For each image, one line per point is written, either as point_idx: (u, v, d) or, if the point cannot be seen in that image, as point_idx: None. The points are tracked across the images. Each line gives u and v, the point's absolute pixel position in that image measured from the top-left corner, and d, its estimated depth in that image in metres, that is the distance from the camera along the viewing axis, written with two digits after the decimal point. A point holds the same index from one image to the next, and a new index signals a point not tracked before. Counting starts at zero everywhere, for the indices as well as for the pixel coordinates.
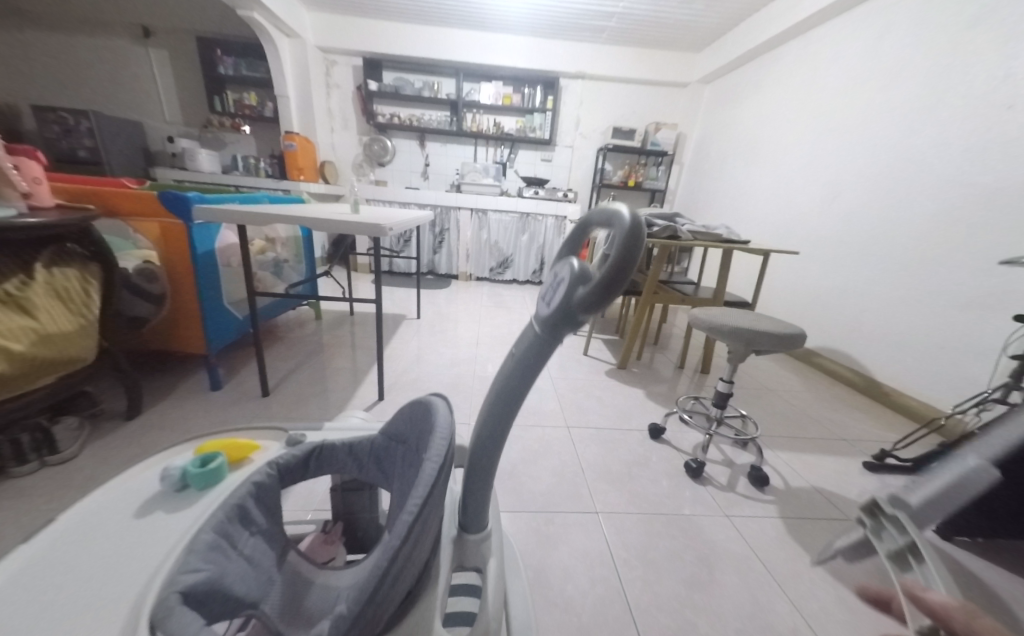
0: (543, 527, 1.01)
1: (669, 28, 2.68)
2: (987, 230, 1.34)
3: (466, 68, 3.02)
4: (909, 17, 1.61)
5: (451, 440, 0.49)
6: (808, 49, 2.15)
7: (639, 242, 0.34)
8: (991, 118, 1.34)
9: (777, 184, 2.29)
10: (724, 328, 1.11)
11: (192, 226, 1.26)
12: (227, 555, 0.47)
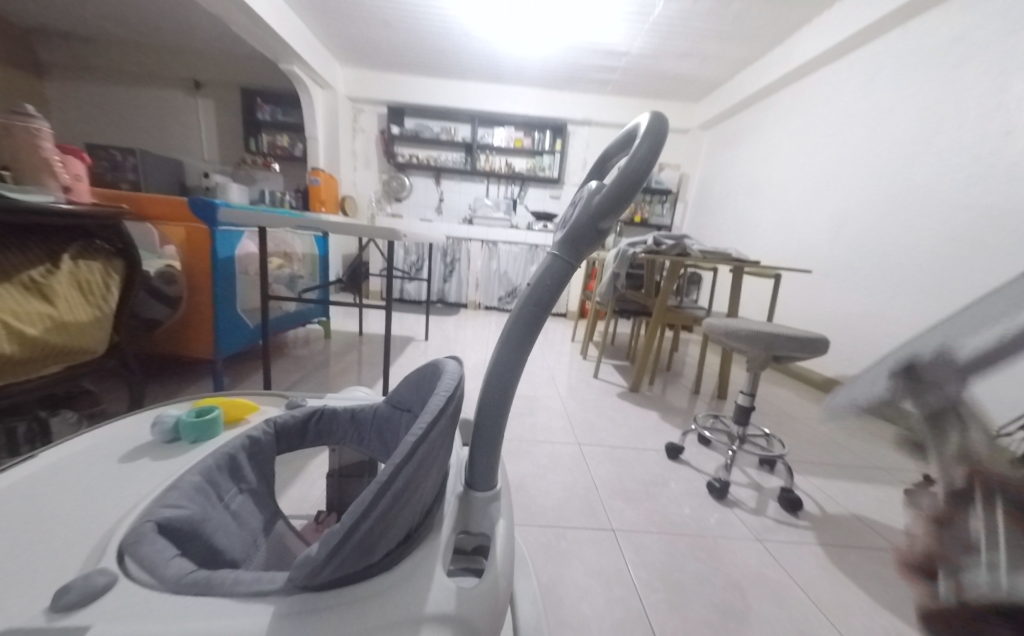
0: (553, 542, 0.91)
1: (669, 81, 2.93)
2: (1003, 248, 1.33)
3: (481, 116, 3.30)
4: (898, 61, 1.74)
5: (461, 383, 0.47)
6: (803, 94, 2.32)
7: (658, 144, 0.35)
8: (990, 143, 1.39)
9: (782, 215, 2.35)
10: (743, 331, 1.10)
11: (215, 231, 1.30)
12: (211, 501, 0.42)
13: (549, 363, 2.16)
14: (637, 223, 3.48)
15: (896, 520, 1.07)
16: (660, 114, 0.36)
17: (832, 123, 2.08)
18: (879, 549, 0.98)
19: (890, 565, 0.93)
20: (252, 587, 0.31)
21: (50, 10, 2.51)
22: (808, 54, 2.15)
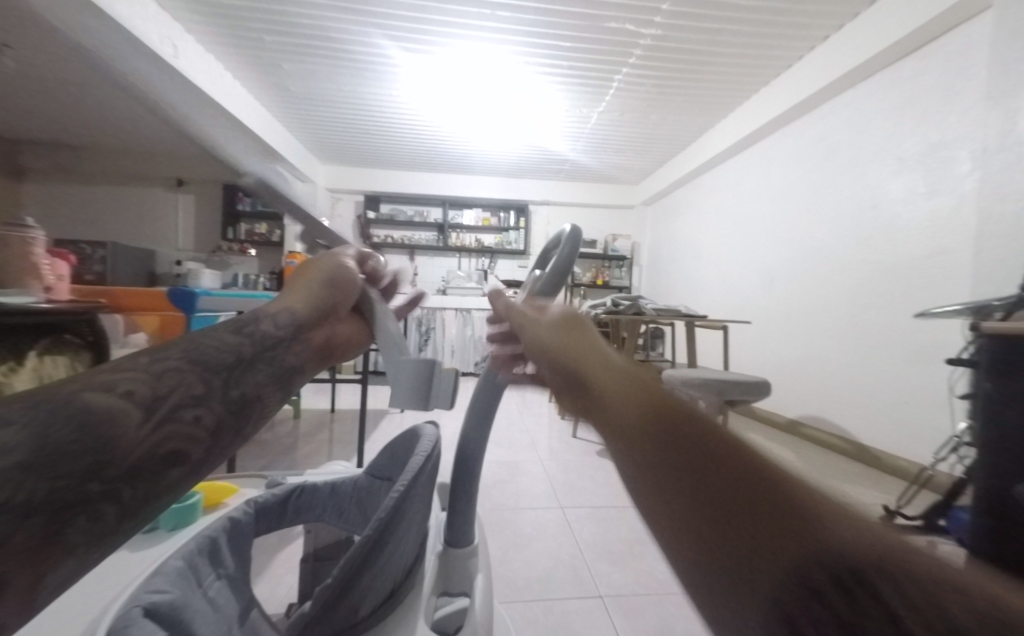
0: (542, 617, 0.88)
1: (606, 170, 3.59)
2: (897, 295, 1.57)
3: (451, 199, 3.79)
4: (785, 153, 2.24)
5: (436, 443, 0.52)
6: (720, 178, 2.84)
7: (578, 245, 0.53)
8: (864, 214, 1.72)
9: (723, 273, 2.70)
10: (697, 380, 1.29)
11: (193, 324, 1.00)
12: (193, 588, 0.43)
13: (528, 427, 2.17)
14: (600, 285, 3.78)
15: None
16: (576, 225, 0.54)
17: (748, 198, 2.53)
18: None
19: None
20: None
21: None
22: (717, 149, 2.71)
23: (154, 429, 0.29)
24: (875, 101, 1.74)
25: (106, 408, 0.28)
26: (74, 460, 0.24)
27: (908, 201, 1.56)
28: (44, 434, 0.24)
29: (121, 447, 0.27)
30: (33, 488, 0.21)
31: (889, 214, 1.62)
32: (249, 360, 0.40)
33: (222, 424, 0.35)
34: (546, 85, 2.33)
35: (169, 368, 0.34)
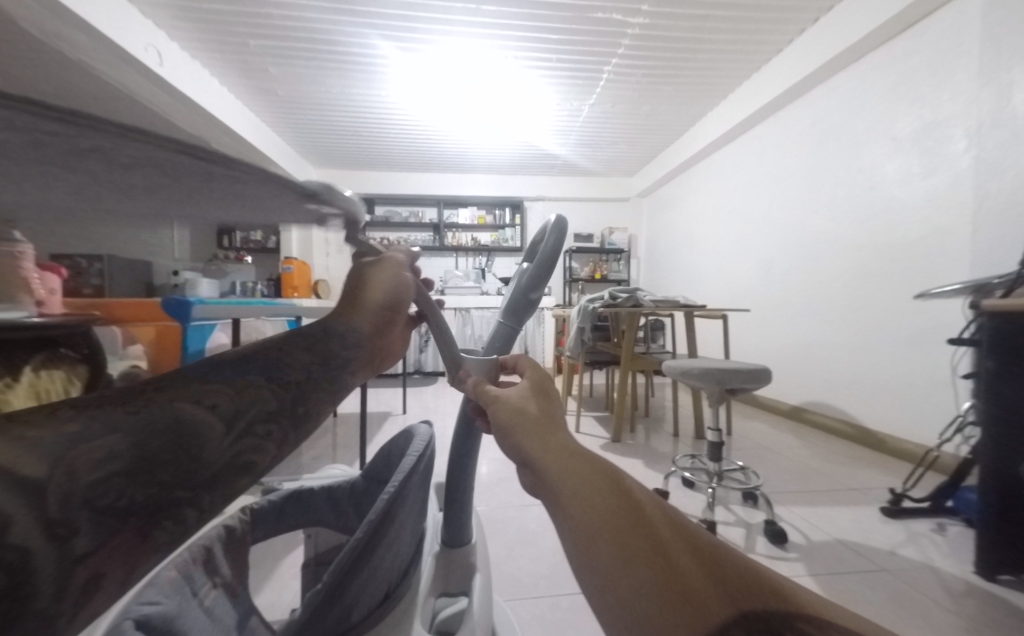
0: (548, 613, 0.87)
1: (600, 162, 3.57)
2: (899, 276, 1.55)
3: (446, 199, 3.77)
4: (778, 139, 2.22)
5: (429, 442, 0.52)
6: (713, 166, 2.83)
7: (563, 234, 0.53)
8: (861, 195, 1.70)
9: (721, 262, 2.69)
10: (696, 370, 1.30)
11: None
12: (187, 597, 0.42)
13: None
14: (599, 279, 3.77)
15: (883, 537, 1.08)
16: (562, 215, 0.54)
17: (743, 185, 2.51)
18: (868, 570, 0.94)
19: (878, 586, 0.89)
20: None
21: None
22: (710, 138, 2.69)
23: (234, 442, 0.29)
24: (867, 82, 1.72)
25: (194, 419, 0.27)
26: (163, 476, 0.25)
27: (903, 181, 1.54)
28: (142, 445, 0.24)
29: (205, 459, 0.27)
30: (130, 498, 0.23)
31: (885, 196, 1.61)
32: (318, 381, 0.37)
33: (286, 438, 0.35)
34: (537, 79, 2.30)
35: (252, 375, 0.31)
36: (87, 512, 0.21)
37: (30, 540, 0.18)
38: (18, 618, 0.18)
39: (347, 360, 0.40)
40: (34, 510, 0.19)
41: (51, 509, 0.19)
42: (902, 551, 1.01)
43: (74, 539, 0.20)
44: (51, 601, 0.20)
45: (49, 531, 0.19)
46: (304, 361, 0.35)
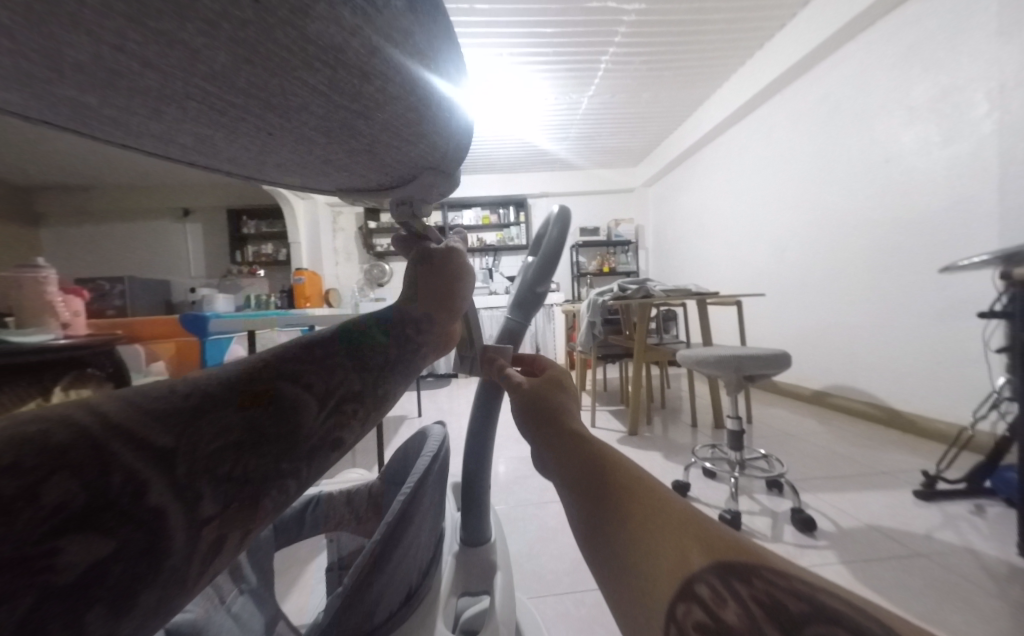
0: (573, 608, 0.86)
1: (603, 154, 3.54)
2: (922, 249, 1.49)
3: (450, 201, 3.79)
4: (785, 118, 2.17)
5: (444, 441, 0.52)
6: (719, 150, 2.77)
7: (567, 224, 0.52)
8: (877, 169, 1.65)
9: (732, 248, 2.64)
10: (711, 358, 1.27)
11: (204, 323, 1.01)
12: (214, 604, 0.43)
13: None
14: (607, 272, 3.74)
15: (918, 520, 1.04)
16: (565, 205, 0.52)
17: (752, 167, 2.45)
18: (902, 556, 0.90)
19: (916, 571, 0.85)
20: None
21: None
22: (713, 121, 2.64)
23: (327, 419, 0.35)
24: (878, 50, 1.65)
25: (294, 399, 0.34)
26: (262, 453, 0.30)
27: (922, 151, 1.48)
28: (247, 429, 0.31)
29: (302, 436, 0.33)
30: (236, 469, 0.29)
31: (903, 167, 1.55)
32: (393, 364, 0.42)
33: (370, 421, 0.39)
34: (534, 74, 2.29)
35: (337, 364, 0.39)
36: (205, 482, 0.27)
37: (162, 502, 0.24)
38: (154, 572, 0.22)
39: (413, 343, 0.46)
40: (165, 472, 0.25)
41: (178, 478, 0.25)
42: (940, 535, 0.97)
43: (196, 503, 0.25)
44: (181, 562, 0.24)
45: (176, 496, 0.25)
46: (380, 347, 0.42)
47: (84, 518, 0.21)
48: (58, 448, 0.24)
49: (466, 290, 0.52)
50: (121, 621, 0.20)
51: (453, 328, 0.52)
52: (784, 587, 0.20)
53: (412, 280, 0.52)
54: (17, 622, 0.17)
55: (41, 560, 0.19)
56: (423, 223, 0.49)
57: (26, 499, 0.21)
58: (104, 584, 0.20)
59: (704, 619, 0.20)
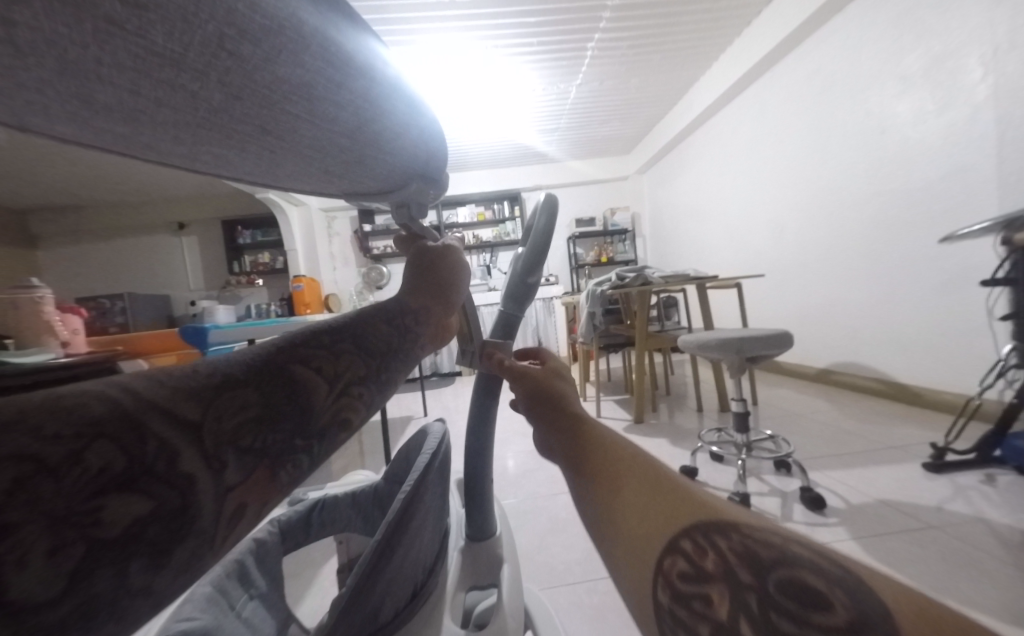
0: (586, 598, 0.86)
1: (594, 144, 3.52)
2: (923, 220, 1.47)
3: (443, 200, 3.78)
4: (777, 95, 2.13)
5: (444, 438, 0.52)
6: (712, 132, 2.74)
7: (554, 211, 0.51)
8: (873, 141, 1.62)
9: (729, 231, 2.63)
10: (712, 341, 1.26)
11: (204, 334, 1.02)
12: (224, 611, 0.43)
13: None
14: (605, 263, 3.73)
15: (930, 493, 1.03)
16: (551, 193, 0.52)
17: (746, 147, 2.42)
18: (915, 529, 0.90)
19: (929, 544, 0.85)
20: None
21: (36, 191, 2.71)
22: (704, 103, 2.61)
23: (336, 399, 0.33)
24: (867, 19, 1.62)
25: (304, 378, 0.32)
26: (283, 424, 0.28)
27: (917, 121, 1.46)
28: (265, 400, 0.28)
29: (315, 413, 0.31)
30: (260, 441, 0.26)
31: (898, 138, 1.53)
32: (394, 350, 0.42)
33: (375, 401, 0.37)
34: (520, 66, 2.27)
35: (343, 346, 0.37)
36: (231, 451, 0.24)
37: (193, 468, 0.22)
38: (188, 534, 0.20)
39: (412, 332, 0.46)
40: (195, 443, 0.23)
41: (207, 444, 0.23)
42: (951, 506, 0.96)
43: (222, 471, 0.23)
44: (208, 526, 0.22)
45: (208, 462, 0.23)
46: (384, 332, 0.43)
47: (120, 481, 0.19)
48: (77, 409, 0.20)
49: (462, 282, 0.57)
50: (156, 581, 0.19)
51: (449, 320, 0.55)
52: (758, 538, 0.21)
53: (407, 276, 0.56)
54: (65, 579, 0.16)
55: (83, 517, 0.18)
56: (422, 220, 0.55)
57: (56, 463, 0.18)
58: (144, 543, 0.19)
59: (688, 569, 0.22)
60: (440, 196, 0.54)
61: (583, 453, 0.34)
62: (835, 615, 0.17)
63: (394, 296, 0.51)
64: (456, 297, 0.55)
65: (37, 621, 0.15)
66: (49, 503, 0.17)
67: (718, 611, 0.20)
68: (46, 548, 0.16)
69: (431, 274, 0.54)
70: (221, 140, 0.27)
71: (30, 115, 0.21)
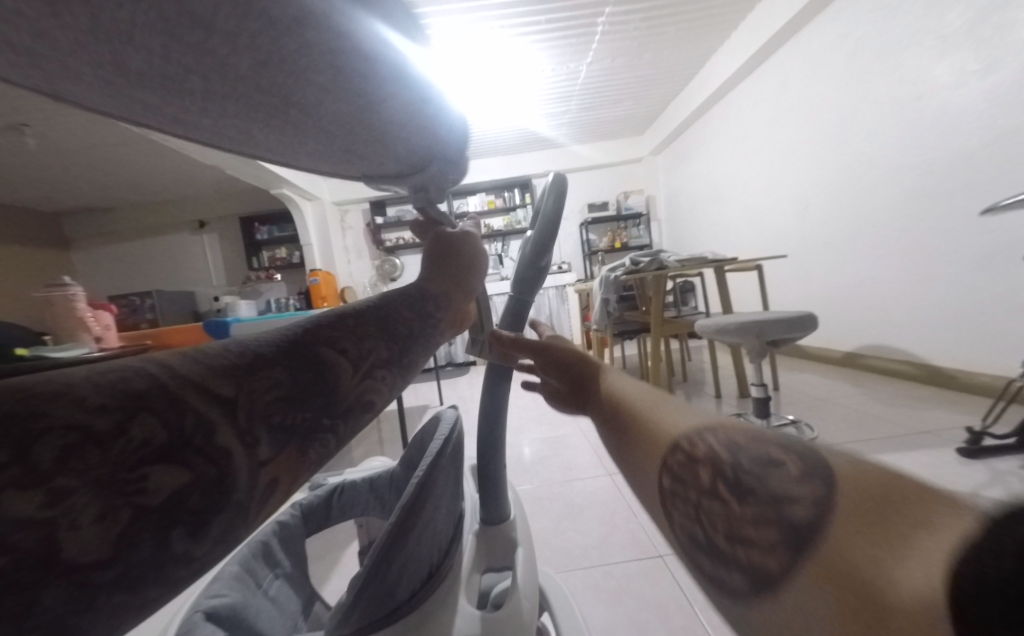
0: (604, 581, 0.86)
1: (607, 125, 3.42)
2: (962, 192, 1.38)
3: (454, 190, 3.76)
4: (801, 64, 2.02)
5: (456, 424, 0.52)
6: (731, 107, 2.62)
7: (564, 191, 0.50)
8: (908, 109, 1.52)
9: (749, 210, 2.54)
10: (730, 325, 1.23)
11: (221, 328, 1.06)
12: (252, 589, 0.45)
13: None
14: (619, 248, 3.67)
15: (964, 478, 0.99)
16: (560, 172, 0.51)
17: (767, 122, 2.31)
18: None
19: None
20: None
21: (65, 193, 2.81)
22: (722, 76, 2.49)
23: (360, 382, 0.35)
24: None
25: (330, 362, 0.34)
26: (309, 405, 0.30)
27: (956, 84, 1.36)
28: (293, 382, 0.31)
29: (339, 395, 0.33)
30: (288, 420, 0.29)
31: (935, 103, 1.43)
32: (415, 335, 0.44)
33: (397, 384, 0.40)
34: (528, 46, 2.21)
35: (365, 332, 0.39)
36: (262, 429, 0.27)
37: (228, 443, 0.24)
38: (223, 505, 0.23)
39: (432, 316, 0.48)
40: (228, 419, 0.25)
41: (240, 422, 0.26)
42: (987, 492, 0.92)
43: (256, 447, 0.26)
44: (243, 499, 0.24)
45: (240, 438, 0.25)
46: (406, 316, 0.44)
47: (162, 453, 0.21)
48: (122, 386, 0.23)
49: (479, 271, 0.56)
50: (196, 548, 0.21)
51: (467, 307, 0.55)
52: (743, 445, 0.22)
53: (424, 263, 0.56)
54: (113, 542, 0.18)
55: (130, 485, 0.20)
56: (438, 204, 0.55)
57: (104, 434, 0.20)
58: (184, 511, 0.21)
59: (685, 451, 0.24)
60: (459, 182, 0.54)
61: (607, 404, 0.36)
62: (797, 464, 0.19)
63: (413, 282, 0.52)
64: (472, 282, 0.56)
65: (88, 576, 0.17)
66: (98, 466, 0.19)
67: (703, 476, 0.22)
68: (97, 512, 0.18)
69: (447, 258, 0.54)
70: (244, 97, 0.30)
71: (86, 67, 0.24)
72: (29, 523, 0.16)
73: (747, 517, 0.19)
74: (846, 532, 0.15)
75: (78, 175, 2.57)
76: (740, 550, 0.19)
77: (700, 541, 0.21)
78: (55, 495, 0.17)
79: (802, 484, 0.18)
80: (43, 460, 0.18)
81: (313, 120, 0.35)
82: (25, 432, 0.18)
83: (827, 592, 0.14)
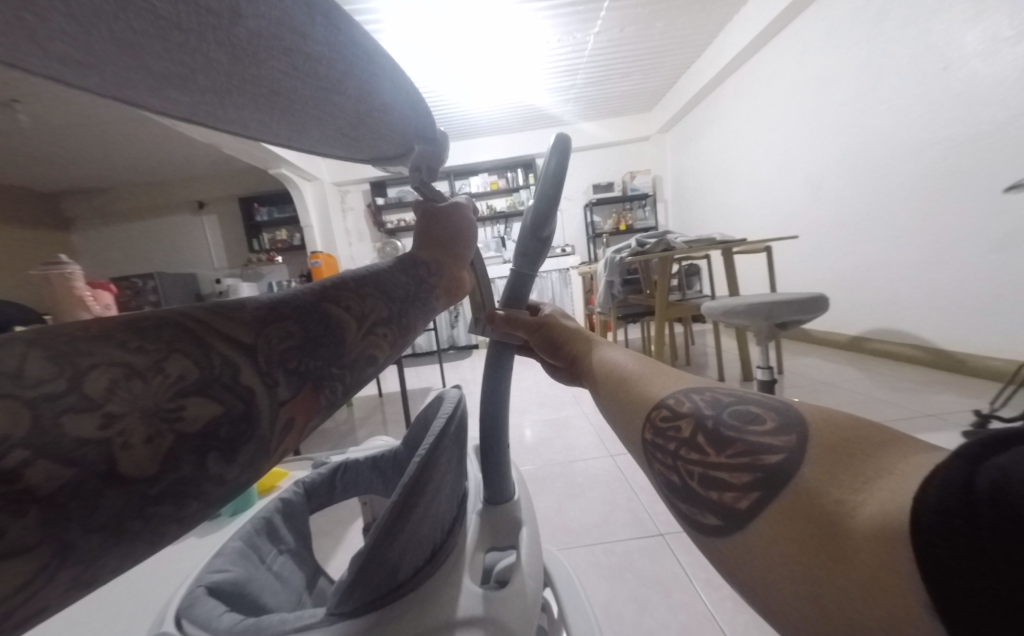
0: (605, 559, 0.87)
1: (613, 101, 3.31)
2: (986, 170, 1.33)
3: (456, 170, 3.69)
4: (819, 33, 1.91)
5: (460, 402, 0.51)
6: (744, 80, 2.51)
7: (567, 154, 0.48)
8: (933, 80, 1.45)
9: (759, 190, 2.48)
10: (738, 308, 1.20)
11: None
12: (256, 565, 0.45)
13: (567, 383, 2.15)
14: (624, 230, 3.61)
15: None
16: (563, 133, 0.48)
17: (784, 95, 2.20)
18: None
19: None
20: (293, 623, 0.31)
21: (62, 171, 2.78)
22: (736, 46, 2.37)
23: (364, 337, 0.32)
24: None
25: (334, 317, 0.31)
26: (322, 353, 0.28)
27: (989, 52, 1.29)
28: (306, 331, 0.28)
29: (346, 348, 0.30)
30: (307, 365, 0.26)
31: (966, 74, 1.36)
32: (413, 298, 0.41)
33: (400, 345, 0.37)
34: (533, 15, 2.11)
35: (368, 291, 0.36)
36: (282, 371, 0.25)
37: (252, 383, 0.23)
38: (251, 437, 0.21)
39: (428, 283, 0.45)
40: (252, 363, 0.23)
41: (260, 362, 0.24)
42: None
43: (276, 387, 0.24)
44: (266, 433, 0.23)
45: (263, 378, 0.23)
46: (403, 280, 0.42)
47: (197, 386, 0.20)
48: (154, 329, 0.21)
49: (468, 243, 0.55)
50: (228, 471, 0.20)
51: (460, 275, 0.53)
52: (748, 409, 0.26)
53: (415, 240, 0.54)
54: (160, 461, 0.17)
55: (169, 411, 0.19)
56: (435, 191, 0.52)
57: (143, 368, 0.19)
58: (217, 439, 0.20)
59: (669, 413, 0.29)
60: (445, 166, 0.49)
61: (603, 379, 0.39)
62: (767, 421, 0.24)
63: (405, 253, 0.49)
64: (461, 253, 0.53)
65: (142, 490, 0.17)
66: (140, 398, 0.18)
67: (685, 431, 0.27)
68: (145, 434, 0.17)
69: (438, 229, 0.53)
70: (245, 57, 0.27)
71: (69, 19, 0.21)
72: (86, 442, 0.16)
73: (725, 466, 0.24)
74: (814, 472, 0.20)
75: (75, 153, 2.53)
76: (714, 492, 0.23)
77: (678, 487, 0.26)
78: (108, 417, 0.17)
79: (771, 439, 0.23)
80: (94, 387, 0.17)
81: (319, 85, 0.32)
82: (71, 367, 0.17)
83: (794, 515, 0.19)
